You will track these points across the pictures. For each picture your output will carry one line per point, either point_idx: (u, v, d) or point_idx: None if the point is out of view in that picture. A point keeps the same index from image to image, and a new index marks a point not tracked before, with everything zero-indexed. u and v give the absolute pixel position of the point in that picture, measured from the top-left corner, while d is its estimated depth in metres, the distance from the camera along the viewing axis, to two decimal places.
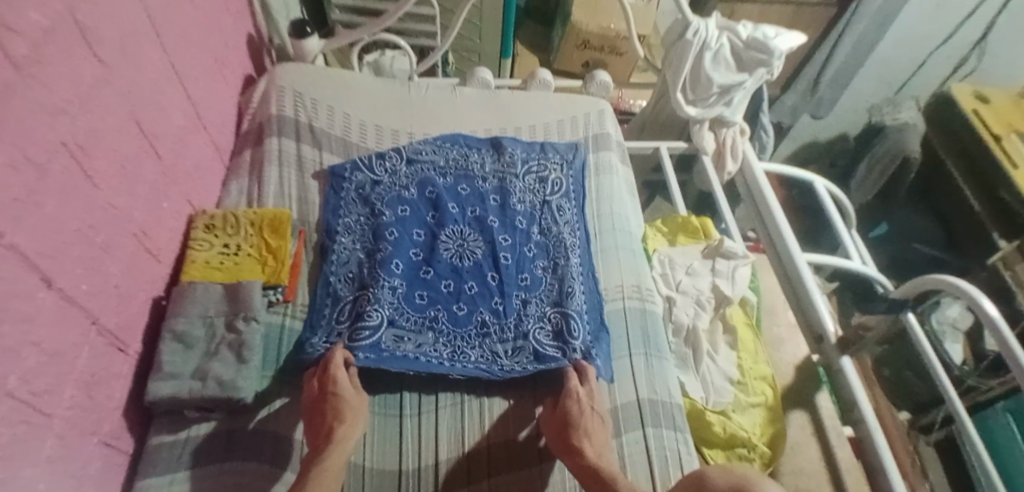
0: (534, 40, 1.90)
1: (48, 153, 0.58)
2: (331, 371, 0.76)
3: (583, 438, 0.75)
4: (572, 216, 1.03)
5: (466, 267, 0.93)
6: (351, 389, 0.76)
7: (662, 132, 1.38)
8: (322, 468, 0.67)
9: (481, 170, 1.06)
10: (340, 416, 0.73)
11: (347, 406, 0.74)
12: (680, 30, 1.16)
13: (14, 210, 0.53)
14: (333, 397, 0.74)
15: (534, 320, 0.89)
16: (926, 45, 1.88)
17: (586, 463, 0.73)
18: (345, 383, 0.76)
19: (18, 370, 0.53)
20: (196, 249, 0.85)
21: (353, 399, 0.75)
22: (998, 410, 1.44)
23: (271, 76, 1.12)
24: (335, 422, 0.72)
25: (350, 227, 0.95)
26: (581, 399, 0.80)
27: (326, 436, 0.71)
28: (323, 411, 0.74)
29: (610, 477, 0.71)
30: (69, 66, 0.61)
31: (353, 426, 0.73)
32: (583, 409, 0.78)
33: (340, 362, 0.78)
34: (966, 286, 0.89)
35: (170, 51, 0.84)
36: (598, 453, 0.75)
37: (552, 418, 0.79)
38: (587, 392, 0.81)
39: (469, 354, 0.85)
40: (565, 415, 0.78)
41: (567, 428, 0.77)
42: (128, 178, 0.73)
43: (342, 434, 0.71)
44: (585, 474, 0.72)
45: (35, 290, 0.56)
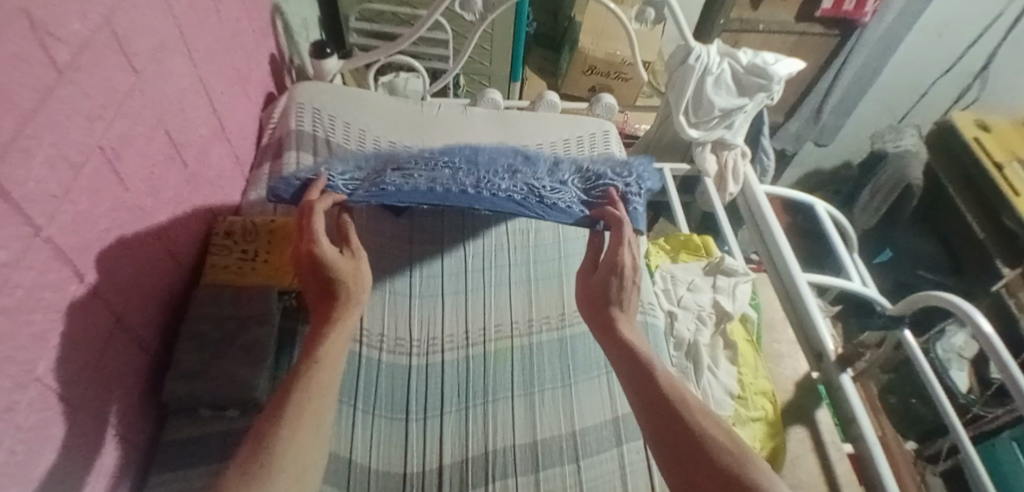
0: (542, 64, 1.96)
1: (84, 155, 0.62)
2: (311, 245, 0.74)
3: (617, 311, 0.75)
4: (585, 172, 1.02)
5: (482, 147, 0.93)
6: (340, 260, 0.75)
7: (665, 154, 1.42)
8: (313, 363, 0.64)
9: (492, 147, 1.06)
10: (337, 294, 0.73)
11: (343, 278, 0.74)
12: (682, 55, 1.20)
13: (50, 206, 0.56)
14: (326, 277, 0.73)
15: (568, 172, 0.93)
16: (928, 74, 1.93)
17: (618, 333, 0.72)
18: (332, 255, 0.74)
19: (45, 357, 0.56)
20: (215, 254, 0.89)
21: (346, 271, 0.74)
22: (1003, 438, 1.44)
23: (291, 93, 1.18)
24: (332, 300, 0.72)
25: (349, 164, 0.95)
26: (626, 263, 0.78)
27: (328, 314, 0.71)
28: (321, 289, 0.74)
29: (644, 355, 0.67)
30: (107, 75, 0.66)
31: (347, 302, 0.73)
32: (622, 282, 0.77)
33: (320, 231, 0.76)
34: (963, 306, 0.91)
35: (197, 64, 0.89)
36: (630, 330, 0.73)
37: (586, 282, 0.80)
38: (631, 256, 0.79)
39: (498, 184, 0.87)
40: (603, 287, 0.78)
41: (600, 302, 0.77)
42: (155, 182, 0.77)
43: (342, 313, 0.71)
44: (613, 343, 0.71)
45: (65, 282, 0.59)
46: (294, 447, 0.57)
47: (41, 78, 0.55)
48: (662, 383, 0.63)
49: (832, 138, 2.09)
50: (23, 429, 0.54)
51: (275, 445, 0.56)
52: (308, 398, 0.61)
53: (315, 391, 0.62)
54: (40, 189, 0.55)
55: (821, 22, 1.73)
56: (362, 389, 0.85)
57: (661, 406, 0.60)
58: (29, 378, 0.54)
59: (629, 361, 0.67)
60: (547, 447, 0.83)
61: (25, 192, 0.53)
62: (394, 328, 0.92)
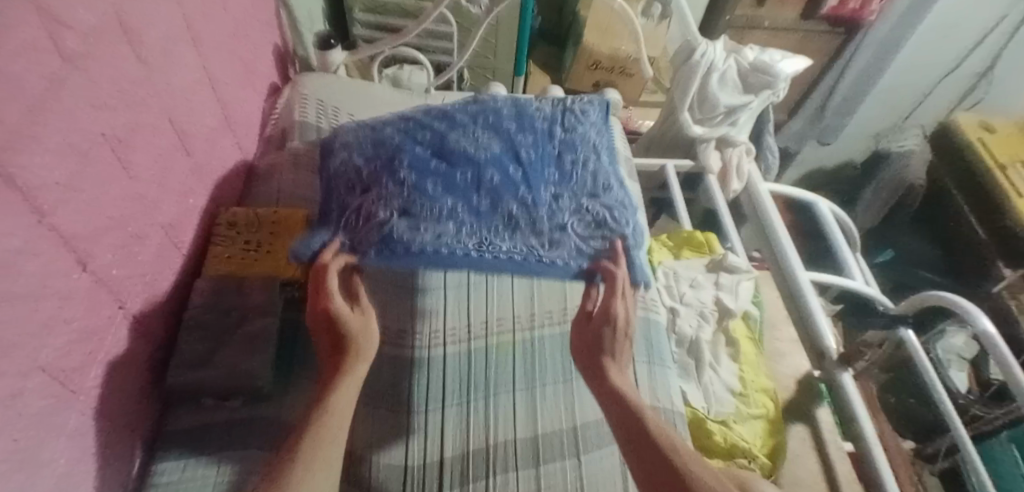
0: (546, 59, 1.96)
1: (89, 143, 0.61)
2: (325, 303, 0.73)
3: (610, 359, 0.74)
4: (596, 139, 1.02)
5: (484, 158, 0.92)
6: (353, 316, 0.74)
7: (669, 150, 1.41)
8: (326, 410, 0.67)
9: (495, 101, 1.03)
10: (347, 349, 0.71)
11: (352, 337, 0.72)
12: (687, 52, 1.19)
13: (55, 194, 0.56)
14: (337, 331, 0.72)
15: (569, 213, 0.90)
16: (932, 74, 1.92)
17: (609, 381, 0.72)
18: (345, 312, 0.73)
19: (49, 345, 0.56)
20: (219, 244, 0.89)
21: (359, 328, 0.73)
22: (1001, 440, 1.44)
23: (295, 84, 1.18)
24: (343, 353, 0.71)
25: (347, 142, 0.93)
26: (619, 321, 0.76)
27: (336, 369, 0.70)
28: (332, 342, 0.73)
29: (636, 406, 0.69)
30: (113, 64, 0.66)
31: (361, 358, 0.72)
32: (615, 334, 0.75)
33: (333, 285, 0.75)
34: (968, 308, 0.91)
35: (204, 55, 0.89)
36: (624, 378, 0.73)
37: (580, 333, 0.77)
38: (625, 308, 0.77)
39: (500, 245, 0.85)
40: (597, 338, 0.76)
41: (594, 349, 0.75)
42: (161, 171, 0.77)
43: (351, 368, 0.71)
44: (606, 392, 0.71)
45: (70, 271, 0.59)
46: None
47: (48, 66, 0.55)
48: (650, 427, 0.66)
49: (835, 138, 2.09)
50: (28, 417, 0.54)
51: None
52: (317, 450, 0.64)
53: (320, 447, 0.64)
54: (46, 176, 0.55)
55: (827, 21, 1.73)
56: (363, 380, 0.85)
57: (659, 456, 0.63)
58: (34, 366, 0.54)
59: (622, 409, 0.69)
60: (548, 441, 0.83)
61: (31, 180, 0.53)
62: (396, 318, 0.92)
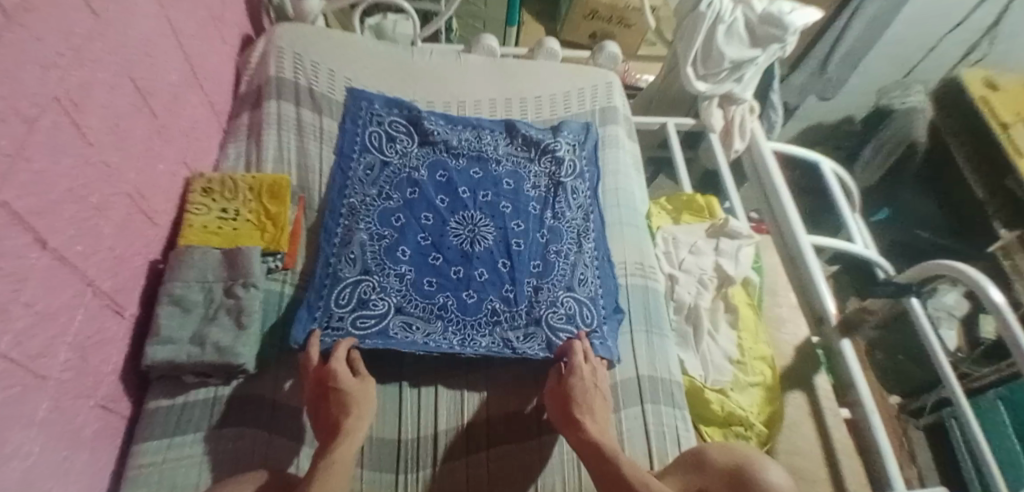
0: (540, 8, 1.85)
1: (39, 108, 0.55)
2: (330, 364, 0.73)
3: (584, 415, 0.75)
4: (586, 199, 1.01)
5: (477, 253, 0.90)
6: (354, 380, 0.73)
7: (669, 107, 1.35)
8: (330, 460, 0.64)
9: (495, 152, 1.02)
10: (348, 408, 0.70)
11: (353, 399, 0.71)
12: (692, 2, 1.12)
13: (4, 166, 0.51)
14: (335, 391, 0.71)
15: (546, 305, 0.86)
16: (940, 27, 1.84)
17: (584, 433, 0.72)
18: (346, 376, 0.72)
19: (9, 331, 0.52)
20: (193, 213, 0.83)
21: (358, 389, 0.72)
22: (989, 397, 1.45)
23: (270, 36, 1.09)
24: (342, 415, 0.69)
25: (354, 208, 0.91)
26: (585, 377, 0.79)
27: (336, 428, 0.68)
28: (328, 405, 0.71)
29: (613, 453, 0.69)
30: (63, 15, 0.59)
31: (360, 417, 0.70)
32: (587, 386, 0.77)
33: (343, 356, 0.75)
34: (972, 273, 0.89)
35: (165, 5, 0.81)
36: (599, 430, 0.74)
37: (554, 390, 0.79)
38: (591, 369, 0.80)
39: (479, 341, 0.82)
40: (567, 391, 0.77)
41: (569, 402, 0.76)
42: (122, 136, 0.70)
43: (351, 427, 0.68)
44: (582, 446, 0.72)
45: (27, 249, 0.54)
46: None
47: None
48: (631, 479, 0.66)
49: (836, 93, 2.02)
50: None
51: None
52: None
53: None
54: None
55: None
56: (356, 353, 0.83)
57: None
58: None
59: (598, 459, 0.69)
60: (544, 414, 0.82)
61: None
62: None
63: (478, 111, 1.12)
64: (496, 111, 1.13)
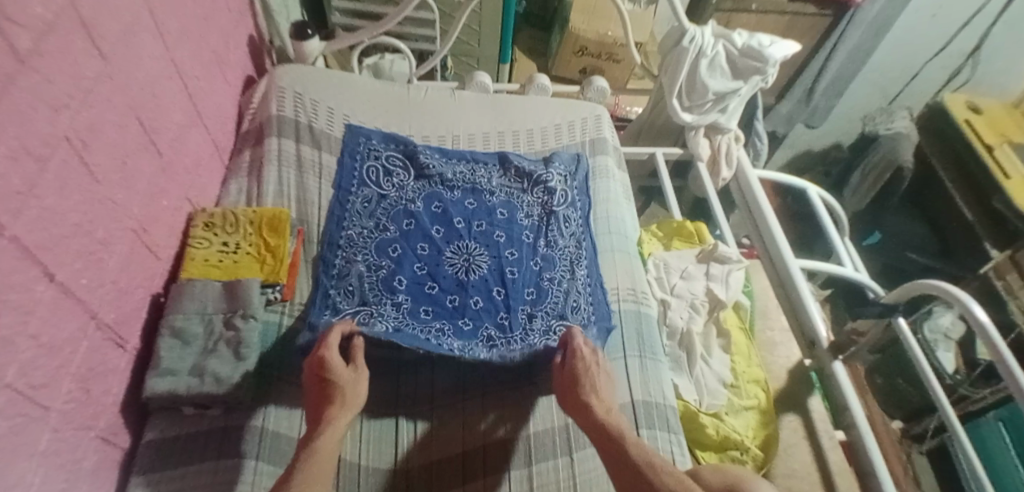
0: (532, 45, 1.92)
1: (49, 147, 0.58)
2: (320, 352, 0.75)
3: (589, 394, 0.78)
4: (578, 228, 1.04)
5: (472, 282, 0.92)
6: (346, 370, 0.75)
7: (658, 138, 1.39)
8: (311, 450, 0.66)
9: (488, 183, 1.05)
10: (333, 399, 0.72)
11: (339, 389, 0.73)
12: (676, 37, 1.17)
13: (13, 203, 0.53)
14: (325, 381, 0.73)
15: (539, 334, 0.89)
16: (921, 54, 1.91)
17: (592, 413, 0.76)
18: (339, 366, 0.74)
19: (15, 362, 0.54)
20: (195, 246, 0.85)
21: (347, 379, 0.74)
22: (989, 419, 1.45)
23: (271, 76, 1.14)
24: (328, 405, 0.72)
25: (352, 240, 0.93)
26: (586, 357, 0.82)
27: (320, 419, 0.71)
28: (318, 395, 0.73)
29: (618, 431, 0.73)
30: (72, 61, 0.62)
31: (346, 407, 0.72)
32: (588, 366, 0.81)
33: (333, 341, 0.77)
34: (957, 291, 0.91)
35: (171, 49, 0.85)
36: (605, 409, 0.76)
37: (559, 374, 0.82)
38: (591, 348, 0.83)
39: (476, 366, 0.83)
40: (573, 372, 0.81)
41: (575, 384, 0.79)
42: (128, 172, 0.73)
43: (335, 416, 0.71)
44: (589, 426, 0.75)
45: (34, 282, 0.56)
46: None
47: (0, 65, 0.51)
48: (638, 460, 0.69)
49: (823, 121, 2.08)
50: None
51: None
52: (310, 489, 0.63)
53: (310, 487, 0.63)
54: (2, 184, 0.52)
55: (815, 2, 1.70)
56: None
57: (632, 477, 0.67)
58: None
59: (604, 439, 0.72)
60: (540, 440, 0.82)
61: None
62: None
63: (472, 144, 1.16)
64: (489, 144, 1.17)
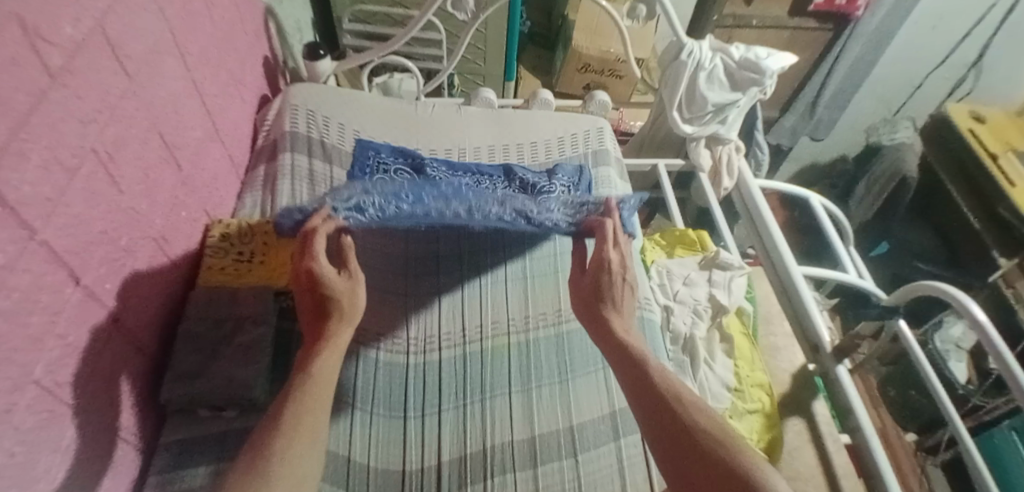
0: (536, 63, 1.97)
1: (78, 159, 0.62)
2: (309, 263, 0.74)
3: (612, 309, 0.76)
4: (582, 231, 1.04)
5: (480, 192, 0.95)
6: (341, 280, 0.74)
7: (661, 149, 1.42)
8: (309, 373, 0.64)
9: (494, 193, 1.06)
10: (332, 313, 0.71)
11: (336, 300, 0.72)
12: (674, 52, 1.20)
13: (45, 209, 0.57)
14: (322, 293, 0.72)
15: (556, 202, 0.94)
16: (923, 66, 1.94)
17: (612, 332, 0.73)
18: (334, 277, 0.74)
19: (42, 360, 0.57)
20: (212, 256, 0.89)
21: (344, 291, 0.73)
22: (1002, 428, 1.42)
23: (285, 95, 1.18)
24: (327, 319, 0.71)
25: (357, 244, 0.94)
26: (614, 268, 0.80)
27: (321, 332, 0.70)
28: (318, 307, 0.72)
29: (638, 349, 0.69)
30: (100, 80, 0.66)
31: (343, 327, 0.71)
32: (614, 279, 0.79)
33: (320, 250, 0.76)
34: (957, 294, 0.93)
35: (191, 67, 0.90)
36: (625, 327, 0.74)
37: (582, 287, 0.81)
38: (619, 255, 0.82)
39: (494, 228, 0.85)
40: (597, 285, 0.79)
41: (596, 298, 0.78)
42: (150, 184, 0.77)
43: (335, 331, 0.70)
44: (608, 340, 0.72)
45: (62, 285, 0.60)
46: (293, 450, 0.57)
47: (34, 82, 0.55)
48: (658, 383, 0.63)
49: (828, 133, 2.10)
50: (22, 431, 0.54)
51: (272, 442, 0.57)
52: (304, 407, 0.61)
53: (310, 403, 0.61)
54: (34, 192, 0.55)
55: (815, 17, 1.73)
56: (364, 388, 0.85)
57: (654, 398, 0.62)
58: (27, 380, 0.55)
59: (624, 356, 0.69)
60: (545, 443, 0.84)
61: (19, 197, 0.53)
62: (393, 326, 0.92)
63: (478, 157, 1.19)
64: (494, 157, 1.20)
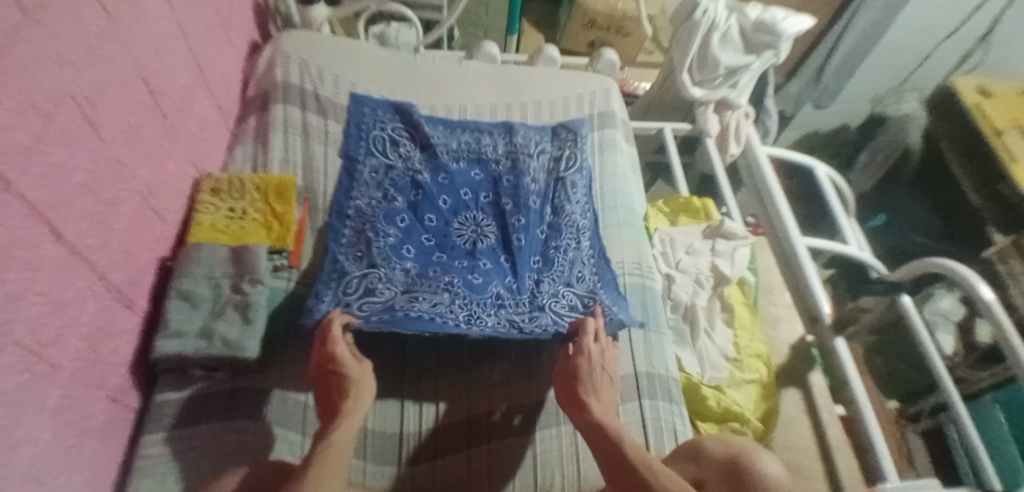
0: (540, 18, 1.89)
1: (54, 104, 0.58)
2: (330, 347, 0.74)
3: (588, 392, 0.76)
4: (582, 196, 1.03)
5: (480, 249, 0.92)
6: (354, 363, 0.74)
7: (666, 114, 1.38)
8: (329, 442, 0.64)
9: (494, 152, 1.05)
10: (347, 393, 0.71)
11: (351, 382, 0.72)
12: (688, 9, 1.15)
13: (20, 158, 0.53)
14: (336, 375, 0.72)
15: (548, 296, 0.89)
16: (932, 38, 1.86)
17: (589, 414, 0.73)
18: (347, 360, 0.73)
19: (22, 318, 0.54)
20: (202, 211, 0.86)
21: (357, 372, 0.73)
22: (986, 401, 1.43)
23: (276, 43, 1.12)
24: (342, 398, 0.70)
25: (361, 211, 0.93)
26: (592, 356, 0.80)
27: (335, 409, 0.69)
28: (328, 388, 0.72)
29: (614, 431, 0.70)
30: (78, 18, 0.61)
31: (359, 400, 0.71)
32: (593, 366, 0.79)
33: (337, 335, 0.75)
34: (964, 271, 0.91)
35: (175, 11, 0.84)
36: (603, 410, 0.74)
37: (562, 366, 0.80)
38: (599, 350, 0.81)
39: (486, 319, 0.84)
40: (574, 370, 0.79)
41: (574, 382, 0.77)
42: (134, 134, 0.73)
43: (349, 409, 0.69)
44: (585, 423, 0.73)
45: (41, 240, 0.56)
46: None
47: (4, 20, 0.51)
48: (631, 457, 0.66)
49: (832, 102, 2.05)
50: (2, 392, 0.52)
51: None
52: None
53: (330, 468, 0.62)
54: (7, 139, 0.51)
55: None
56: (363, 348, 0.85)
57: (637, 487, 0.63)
58: (7, 340, 0.52)
59: (601, 438, 0.70)
60: (545, 408, 0.84)
61: None
62: None
63: (479, 114, 1.15)
64: (496, 114, 1.15)
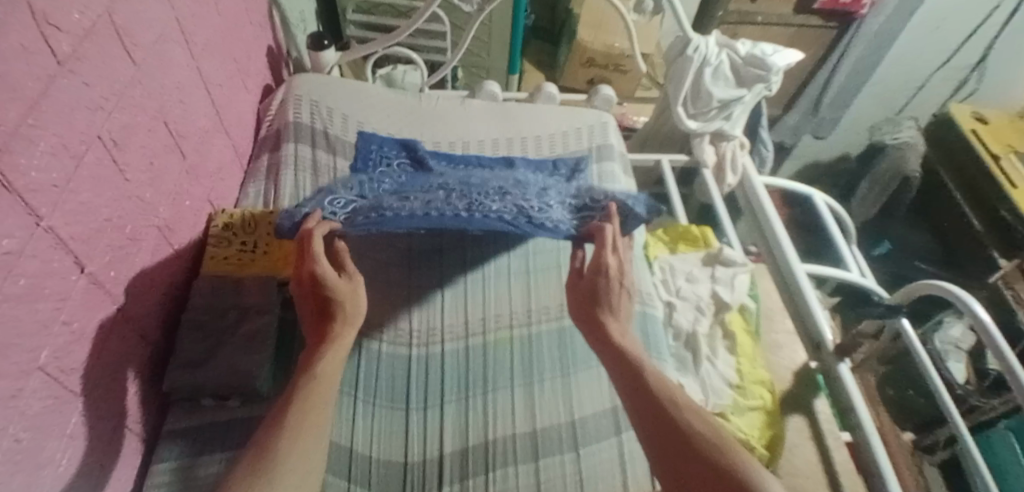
0: (540, 57, 1.97)
1: (85, 145, 0.61)
2: (310, 266, 0.73)
3: (608, 313, 0.76)
4: None
5: None
6: (342, 283, 0.74)
7: (663, 146, 1.42)
8: (312, 374, 0.64)
9: None
10: (334, 316, 0.71)
11: (337, 303, 0.72)
12: (680, 47, 1.20)
13: (51, 195, 0.56)
14: (324, 297, 0.72)
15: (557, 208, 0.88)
16: (925, 67, 1.90)
17: (608, 335, 0.73)
18: (335, 279, 0.73)
19: (48, 346, 0.56)
20: (216, 247, 0.89)
21: (346, 292, 0.73)
22: (1000, 428, 1.42)
23: (288, 85, 1.18)
24: (331, 323, 0.71)
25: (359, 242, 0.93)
26: (611, 272, 0.79)
27: (323, 334, 0.70)
28: (319, 308, 0.73)
29: (629, 348, 0.70)
30: (108, 65, 0.66)
31: (347, 324, 0.71)
32: (610, 283, 0.78)
33: (318, 252, 0.74)
34: (961, 296, 0.92)
35: (197, 55, 0.89)
36: (620, 332, 0.74)
37: (579, 286, 0.81)
38: (617, 262, 0.80)
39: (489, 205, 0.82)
40: (594, 288, 0.79)
41: (591, 301, 0.78)
42: (156, 172, 0.77)
43: (338, 333, 0.70)
44: (602, 345, 0.73)
45: (69, 272, 0.59)
46: (297, 450, 0.57)
47: (43, 67, 0.55)
48: (649, 381, 0.65)
49: (830, 132, 2.09)
50: (28, 417, 0.54)
51: (275, 446, 0.56)
52: (302, 435, 0.58)
53: (315, 398, 0.62)
54: (42, 177, 0.55)
55: (821, 15, 1.72)
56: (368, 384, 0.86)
57: (656, 411, 0.61)
58: (34, 367, 0.54)
59: (621, 367, 0.68)
60: (547, 435, 0.84)
61: (28, 182, 0.53)
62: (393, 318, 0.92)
63: (482, 150, 1.19)
64: (497, 149, 1.19)
